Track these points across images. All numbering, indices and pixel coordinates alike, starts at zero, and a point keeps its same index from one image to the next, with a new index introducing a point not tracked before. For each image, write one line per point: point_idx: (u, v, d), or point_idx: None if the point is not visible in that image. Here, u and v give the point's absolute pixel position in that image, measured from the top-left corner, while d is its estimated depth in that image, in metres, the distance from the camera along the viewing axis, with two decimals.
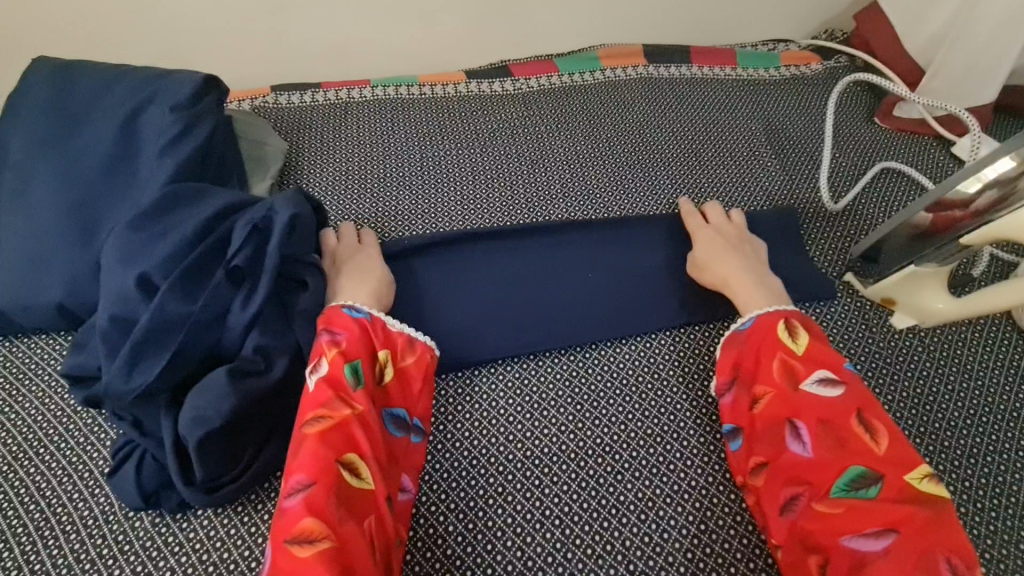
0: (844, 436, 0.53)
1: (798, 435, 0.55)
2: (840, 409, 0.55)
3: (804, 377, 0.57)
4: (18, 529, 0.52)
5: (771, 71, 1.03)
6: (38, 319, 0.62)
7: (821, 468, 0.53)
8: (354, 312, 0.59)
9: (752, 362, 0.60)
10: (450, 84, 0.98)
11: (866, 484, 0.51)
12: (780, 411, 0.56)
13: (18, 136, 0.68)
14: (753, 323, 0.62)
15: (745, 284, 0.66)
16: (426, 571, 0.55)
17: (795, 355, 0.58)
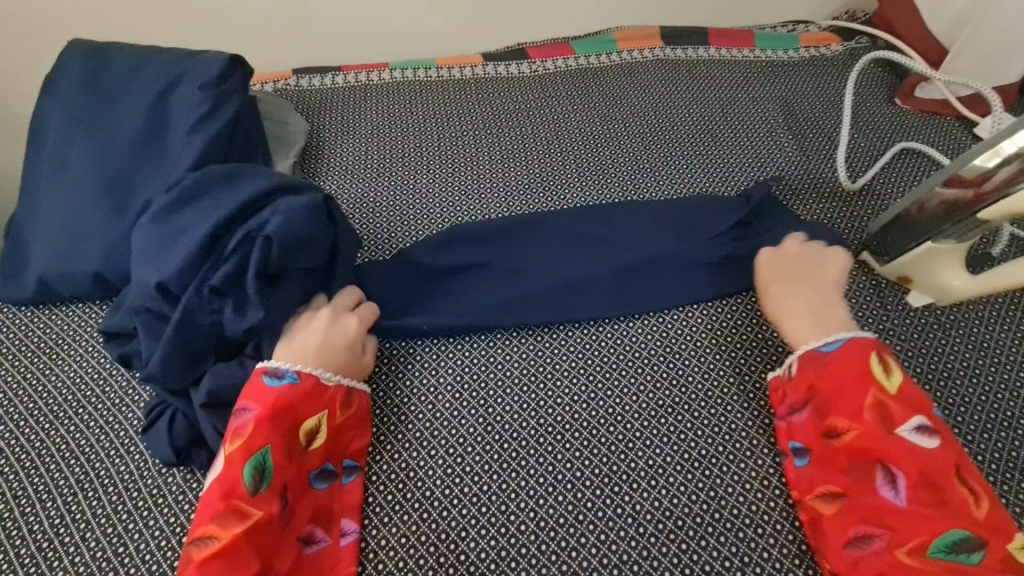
0: (946, 492, 0.49)
1: (891, 479, 0.51)
2: (940, 462, 0.50)
3: (900, 421, 0.52)
4: (61, 481, 0.55)
5: (789, 52, 1.02)
6: (75, 287, 0.65)
7: (911, 519, 0.49)
8: (275, 379, 0.55)
9: (836, 391, 0.55)
10: (467, 67, 1.00)
11: (966, 549, 0.47)
12: (869, 448, 0.52)
13: (57, 114, 0.71)
14: (841, 347, 0.57)
15: (808, 317, 0.62)
16: (442, 530, 0.56)
17: (891, 395, 0.54)
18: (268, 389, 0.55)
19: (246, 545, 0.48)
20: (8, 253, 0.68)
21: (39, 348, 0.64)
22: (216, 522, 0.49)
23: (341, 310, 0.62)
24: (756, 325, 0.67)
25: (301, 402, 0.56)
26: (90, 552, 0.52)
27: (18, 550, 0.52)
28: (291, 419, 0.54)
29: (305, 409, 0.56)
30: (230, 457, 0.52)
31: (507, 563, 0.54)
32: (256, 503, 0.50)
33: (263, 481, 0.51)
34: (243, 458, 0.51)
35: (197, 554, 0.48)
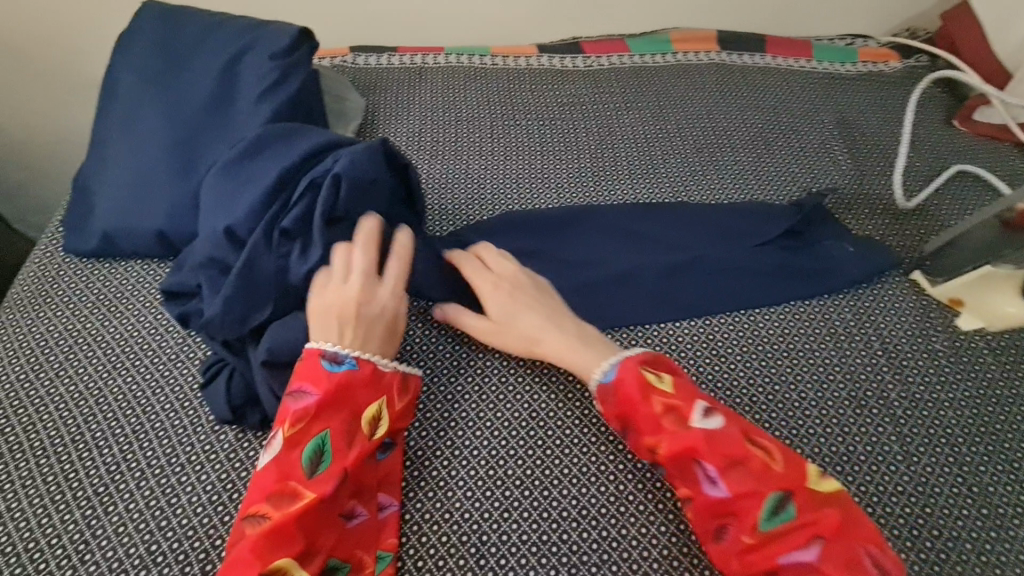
0: (747, 462, 0.49)
1: (706, 473, 0.50)
2: (728, 439, 0.50)
3: (689, 412, 0.52)
4: (118, 429, 0.57)
5: (847, 65, 1.01)
6: (137, 243, 0.66)
7: (739, 501, 0.48)
8: (334, 366, 0.53)
9: (632, 410, 0.54)
10: (521, 57, 1.00)
11: (784, 505, 0.48)
12: (679, 451, 0.51)
13: (129, 73, 0.72)
14: (617, 372, 0.56)
15: (575, 342, 0.60)
16: (486, 509, 0.55)
17: (669, 393, 0.53)
18: (330, 374, 0.52)
19: (297, 528, 0.47)
20: (73, 204, 0.70)
21: (99, 298, 0.66)
22: (271, 502, 0.48)
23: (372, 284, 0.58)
24: (803, 335, 0.66)
25: (362, 388, 0.53)
26: (143, 500, 0.53)
27: (75, 492, 0.54)
28: (352, 405, 0.52)
29: (365, 396, 0.53)
30: (289, 439, 0.50)
31: (535, 551, 0.53)
32: (311, 486, 0.49)
33: (319, 466, 0.50)
34: (301, 441, 0.50)
35: (249, 531, 0.47)
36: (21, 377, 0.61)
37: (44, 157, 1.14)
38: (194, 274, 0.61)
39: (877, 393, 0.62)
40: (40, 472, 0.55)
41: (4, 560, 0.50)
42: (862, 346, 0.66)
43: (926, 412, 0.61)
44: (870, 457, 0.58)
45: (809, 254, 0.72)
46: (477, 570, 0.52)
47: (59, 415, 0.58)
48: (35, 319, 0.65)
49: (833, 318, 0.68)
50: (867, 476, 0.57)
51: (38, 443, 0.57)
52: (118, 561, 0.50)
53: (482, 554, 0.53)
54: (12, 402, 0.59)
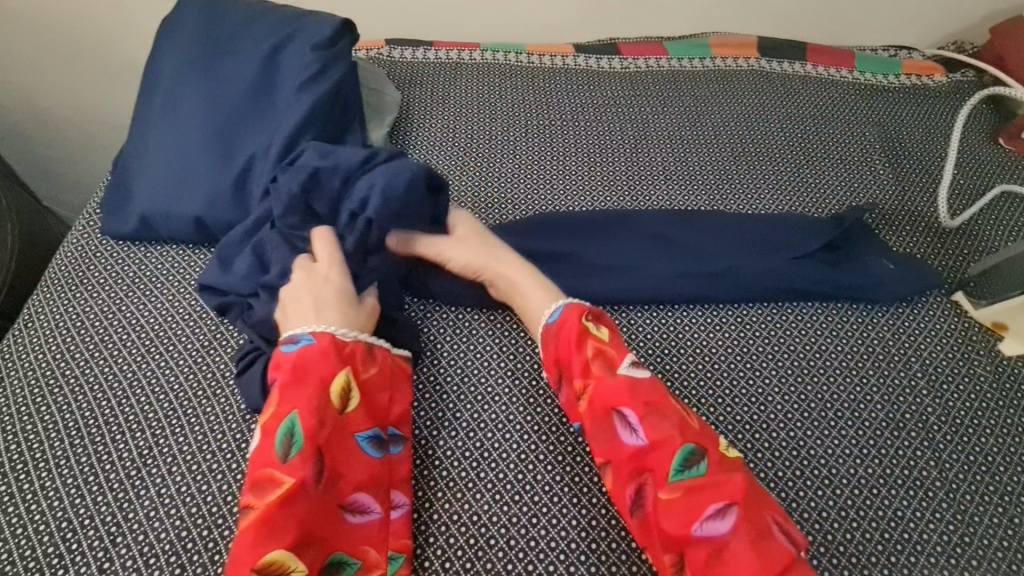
0: (667, 412, 0.50)
1: (627, 422, 0.51)
2: (653, 391, 0.52)
3: (618, 361, 0.54)
4: (150, 413, 0.57)
5: (890, 77, 0.99)
6: (174, 228, 0.67)
7: (656, 449, 0.49)
8: (293, 346, 0.54)
9: (566, 357, 0.56)
10: (557, 56, 0.99)
11: (697, 459, 0.49)
12: (605, 397, 0.52)
13: (172, 58, 0.73)
14: (561, 315, 0.58)
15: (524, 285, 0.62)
16: (515, 514, 0.53)
17: (602, 342, 0.55)
18: (290, 356, 0.53)
19: (285, 513, 0.46)
20: (111, 187, 0.71)
21: (134, 282, 0.66)
22: (255, 491, 0.47)
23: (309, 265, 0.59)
24: (840, 352, 0.65)
25: (326, 363, 0.53)
26: (174, 486, 0.53)
27: (108, 474, 0.54)
28: (315, 380, 0.52)
29: (331, 370, 0.53)
30: (264, 428, 0.51)
31: (564, 559, 0.51)
32: (289, 471, 0.48)
33: (292, 448, 0.49)
34: (274, 428, 0.50)
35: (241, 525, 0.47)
36: (58, 357, 0.61)
37: (81, 139, 1.15)
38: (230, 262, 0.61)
39: (916, 416, 0.61)
40: (74, 453, 0.55)
41: (37, 539, 0.51)
42: (900, 366, 0.64)
43: (966, 438, 0.60)
44: (908, 481, 0.57)
45: (848, 269, 0.71)
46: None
47: (93, 396, 0.59)
48: (72, 299, 0.66)
49: (871, 338, 0.66)
50: (904, 500, 0.56)
51: (72, 423, 0.57)
52: (149, 546, 0.50)
53: (510, 558, 0.51)
54: (48, 381, 0.60)
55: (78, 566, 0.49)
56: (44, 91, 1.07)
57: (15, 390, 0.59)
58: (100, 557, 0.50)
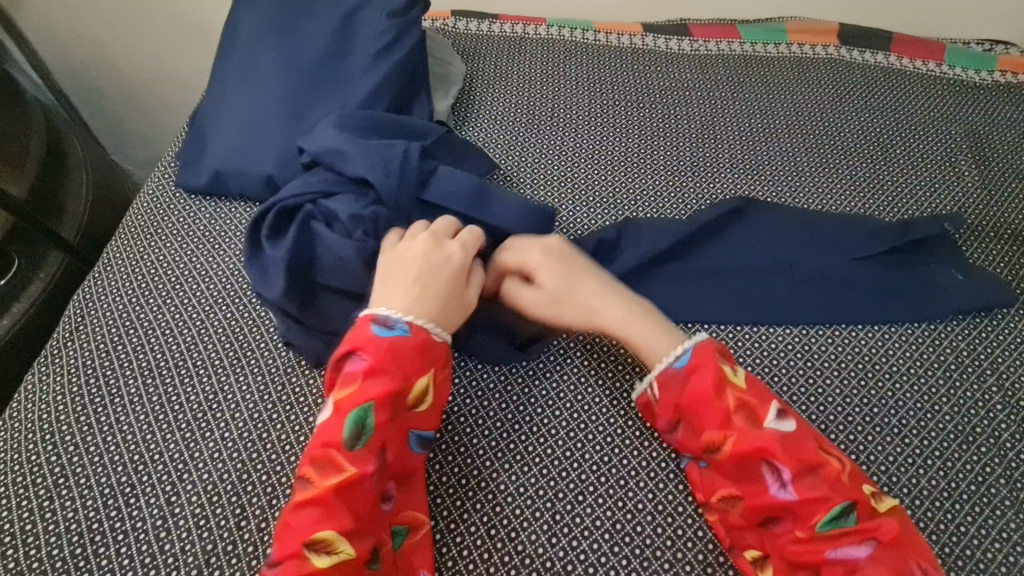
0: (823, 470, 0.47)
1: (776, 476, 0.47)
2: (802, 444, 0.48)
3: (764, 413, 0.49)
4: (217, 360, 0.60)
5: (984, 74, 0.92)
6: (245, 185, 0.69)
7: (804, 504, 0.46)
8: (385, 330, 0.51)
9: (699, 401, 0.51)
10: (626, 35, 0.97)
11: (847, 512, 0.46)
12: (750, 453, 0.48)
13: (251, 20, 0.75)
14: (692, 357, 0.52)
15: (644, 323, 0.56)
16: (561, 489, 0.54)
17: (743, 390, 0.50)
18: (377, 341, 0.50)
19: (339, 500, 0.45)
20: (188, 141, 0.74)
21: (205, 235, 0.69)
22: (316, 468, 0.47)
23: (437, 245, 0.56)
24: (907, 358, 0.62)
25: (415, 357, 0.50)
26: (237, 431, 0.55)
27: (177, 414, 0.57)
28: (398, 376, 0.49)
29: (413, 368, 0.50)
30: (337, 406, 0.49)
31: (607, 539, 0.51)
32: (352, 460, 0.47)
33: (360, 438, 0.47)
34: (346, 409, 0.48)
35: (298, 495, 0.47)
36: (134, 301, 0.64)
37: (154, 98, 1.20)
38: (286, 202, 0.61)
39: (988, 432, 0.58)
40: (146, 390, 0.58)
41: (112, 468, 0.54)
42: (973, 379, 0.61)
43: None
44: (973, 496, 0.54)
45: (922, 273, 0.67)
46: (549, 548, 0.51)
47: (165, 340, 0.61)
48: (147, 248, 0.69)
49: (943, 346, 0.63)
50: (970, 516, 0.53)
51: (146, 363, 0.60)
52: (213, 485, 0.53)
53: (554, 532, 0.52)
54: (125, 322, 0.63)
55: (149, 497, 0.52)
56: (123, 49, 1.12)
57: (96, 329, 0.63)
58: (168, 491, 0.53)
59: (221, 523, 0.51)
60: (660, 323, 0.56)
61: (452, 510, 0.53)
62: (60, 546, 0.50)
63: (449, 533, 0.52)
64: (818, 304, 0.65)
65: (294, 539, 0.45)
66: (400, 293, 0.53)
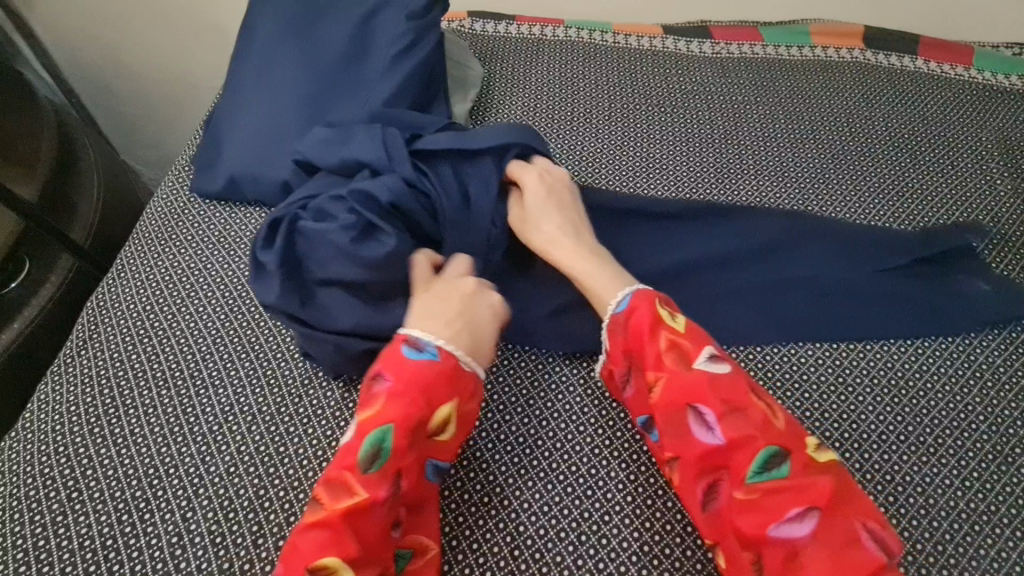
0: (749, 412, 0.47)
1: (703, 420, 0.47)
2: (732, 386, 0.48)
3: (695, 354, 0.50)
4: (232, 370, 0.58)
5: (1014, 78, 0.90)
6: (260, 190, 0.68)
7: (733, 450, 0.46)
8: (415, 352, 0.50)
9: (638, 344, 0.52)
10: (645, 37, 0.95)
11: (778, 463, 0.45)
12: (680, 394, 0.48)
13: (267, 21, 0.74)
14: (631, 299, 0.54)
15: (596, 269, 0.57)
16: (584, 508, 0.52)
17: (679, 332, 0.51)
18: (407, 363, 0.49)
19: (349, 526, 0.43)
20: (202, 145, 0.72)
21: (219, 241, 0.67)
22: (329, 489, 0.45)
23: (484, 286, 0.56)
24: (942, 375, 0.60)
25: (441, 383, 0.49)
26: (254, 444, 0.54)
27: (192, 426, 0.55)
28: (421, 400, 0.48)
29: (438, 393, 0.49)
30: (359, 427, 0.48)
31: (635, 563, 0.49)
32: (366, 484, 0.45)
33: (375, 462, 0.46)
34: (366, 430, 0.47)
35: (308, 516, 0.45)
36: (147, 308, 0.63)
37: (167, 100, 1.19)
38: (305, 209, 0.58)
39: None
40: (161, 401, 0.57)
41: (127, 481, 0.53)
42: (1011, 396, 0.59)
43: None
44: (1014, 520, 0.52)
45: (956, 286, 0.65)
46: (573, 571, 0.49)
47: (179, 349, 0.60)
48: (161, 253, 0.67)
49: (980, 362, 0.61)
50: (1011, 541, 0.51)
51: (160, 372, 0.59)
52: (228, 500, 0.51)
53: (579, 554, 0.50)
54: (139, 330, 0.62)
55: (164, 513, 0.51)
56: (136, 50, 1.11)
57: (109, 338, 0.62)
58: (184, 506, 0.51)
59: (238, 541, 0.49)
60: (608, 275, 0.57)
61: (474, 530, 0.51)
62: (73, 562, 0.49)
63: (471, 553, 0.50)
64: (848, 317, 0.63)
65: (296, 561, 0.43)
66: (451, 324, 0.52)
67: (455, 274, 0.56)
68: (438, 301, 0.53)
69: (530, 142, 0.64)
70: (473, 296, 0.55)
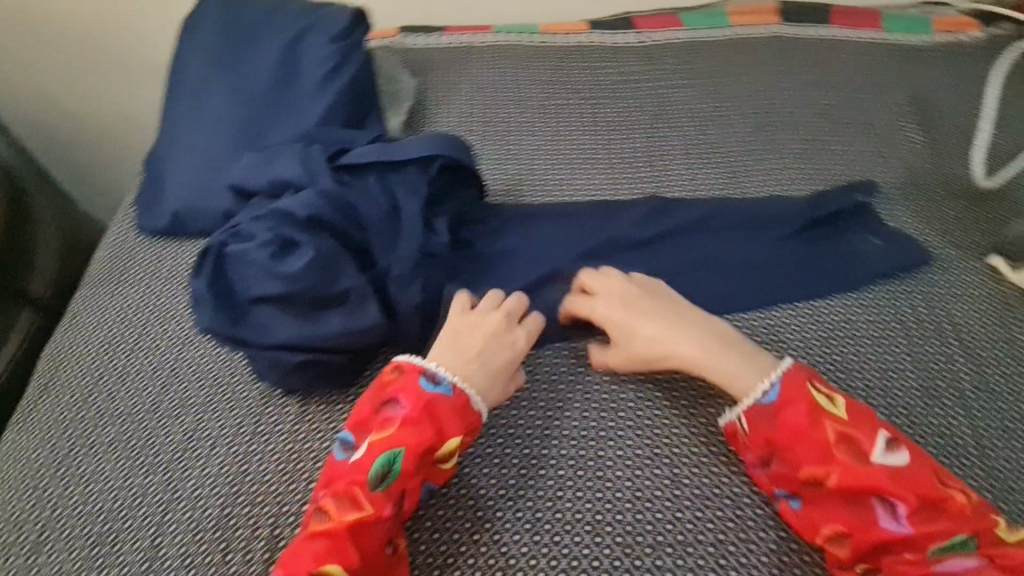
0: (948, 503, 0.47)
1: (891, 508, 0.48)
2: (918, 476, 0.48)
3: (870, 446, 0.49)
4: (191, 398, 0.60)
5: (923, 37, 0.94)
6: (203, 222, 0.69)
7: (930, 537, 0.46)
8: (430, 385, 0.53)
9: (796, 431, 0.51)
10: (572, 34, 0.98)
11: (965, 544, 0.46)
12: (856, 486, 0.48)
13: (195, 57, 0.76)
14: (779, 388, 0.53)
15: (720, 356, 0.56)
16: (537, 488, 0.56)
17: (845, 421, 0.50)
18: (422, 395, 0.52)
19: (351, 539, 0.47)
20: (144, 184, 0.74)
21: (169, 276, 0.69)
22: (336, 502, 0.49)
23: (509, 326, 0.58)
24: (867, 323, 0.64)
25: (453, 419, 0.52)
26: (217, 466, 0.56)
27: (156, 456, 0.57)
28: (432, 430, 0.51)
29: (449, 425, 0.52)
30: (370, 446, 0.51)
31: (586, 533, 0.53)
32: (372, 502, 0.49)
33: (383, 482, 0.49)
34: (378, 450, 0.50)
35: (313, 525, 0.49)
36: (103, 348, 0.65)
37: (114, 143, 1.19)
38: (232, 230, 0.59)
39: (950, 385, 0.59)
40: (123, 436, 0.59)
41: (95, 516, 0.54)
42: (932, 335, 0.63)
43: (1003, 406, 0.58)
44: (939, 449, 0.56)
45: (877, 238, 0.69)
46: (530, 547, 0.53)
47: (138, 384, 0.62)
48: (114, 293, 0.69)
49: (902, 307, 0.65)
50: None
51: (121, 409, 0.60)
52: (196, 522, 0.53)
53: (535, 530, 0.54)
54: (97, 370, 0.63)
55: (134, 541, 0.53)
56: (78, 98, 1.12)
57: (68, 381, 0.63)
58: (153, 533, 0.53)
59: (208, 559, 0.51)
60: (742, 355, 0.56)
61: (436, 519, 0.55)
62: None
63: (433, 543, 0.54)
64: (777, 278, 0.67)
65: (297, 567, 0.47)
66: (465, 361, 0.55)
67: (484, 310, 0.59)
68: (459, 337, 0.56)
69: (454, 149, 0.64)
70: (497, 334, 0.57)
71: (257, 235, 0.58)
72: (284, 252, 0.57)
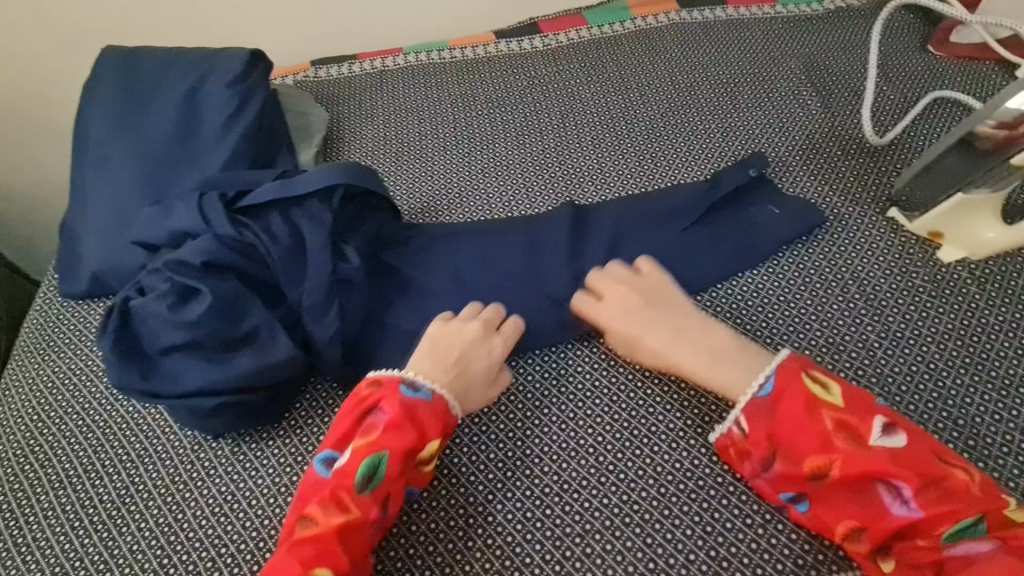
0: (951, 483, 0.46)
1: (897, 494, 0.47)
2: (919, 457, 0.47)
3: (868, 432, 0.48)
4: (125, 455, 0.61)
5: (814, 5, 0.98)
6: (122, 279, 0.70)
7: (935, 520, 0.46)
8: (411, 392, 0.55)
9: (793, 429, 0.50)
10: (479, 46, 1.00)
11: (975, 525, 0.45)
12: (858, 475, 0.47)
13: (99, 119, 0.77)
14: (776, 380, 0.52)
15: (719, 360, 0.57)
16: (466, 494, 0.58)
17: (841, 409, 0.50)
18: (405, 400, 0.54)
19: (339, 542, 0.48)
20: (63, 250, 0.75)
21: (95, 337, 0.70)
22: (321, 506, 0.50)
23: (489, 336, 0.62)
24: (775, 289, 0.66)
25: (435, 422, 0.54)
26: (153, 519, 0.56)
27: (92, 517, 0.57)
28: (416, 432, 0.53)
29: (431, 428, 0.54)
30: (355, 451, 0.52)
31: (519, 531, 0.55)
32: (358, 503, 0.50)
33: (370, 484, 0.51)
34: (364, 453, 0.52)
35: (298, 532, 0.49)
36: (35, 418, 0.65)
37: (48, 211, 1.19)
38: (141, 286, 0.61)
39: (857, 337, 0.62)
40: (60, 502, 0.59)
41: None
42: (839, 291, 0.65)
43: (907, 351, 0.60)
44: None
45: (780, 205, 0.71)
46: (466, 551, 0.55)
47: (71, 449, 0.62)
48: (42, 361, 0.69)
49: (808, 269, 0.67)
50: None
51: (55, 475, 0.61)
52: None
53: (469, 535, 0.55)
54: (29, 441, 0.63)
55: None
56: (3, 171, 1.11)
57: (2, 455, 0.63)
58: None
59: None
60: (741, 358, 0.56)
61: None
62: None
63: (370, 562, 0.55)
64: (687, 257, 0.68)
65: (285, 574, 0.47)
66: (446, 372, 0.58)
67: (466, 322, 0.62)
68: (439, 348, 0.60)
69: (357, 178, 0.65)
70: (476, 344, 0.61)
71: (166, 287, 0.59)
72: (195, 301, 0.58)
